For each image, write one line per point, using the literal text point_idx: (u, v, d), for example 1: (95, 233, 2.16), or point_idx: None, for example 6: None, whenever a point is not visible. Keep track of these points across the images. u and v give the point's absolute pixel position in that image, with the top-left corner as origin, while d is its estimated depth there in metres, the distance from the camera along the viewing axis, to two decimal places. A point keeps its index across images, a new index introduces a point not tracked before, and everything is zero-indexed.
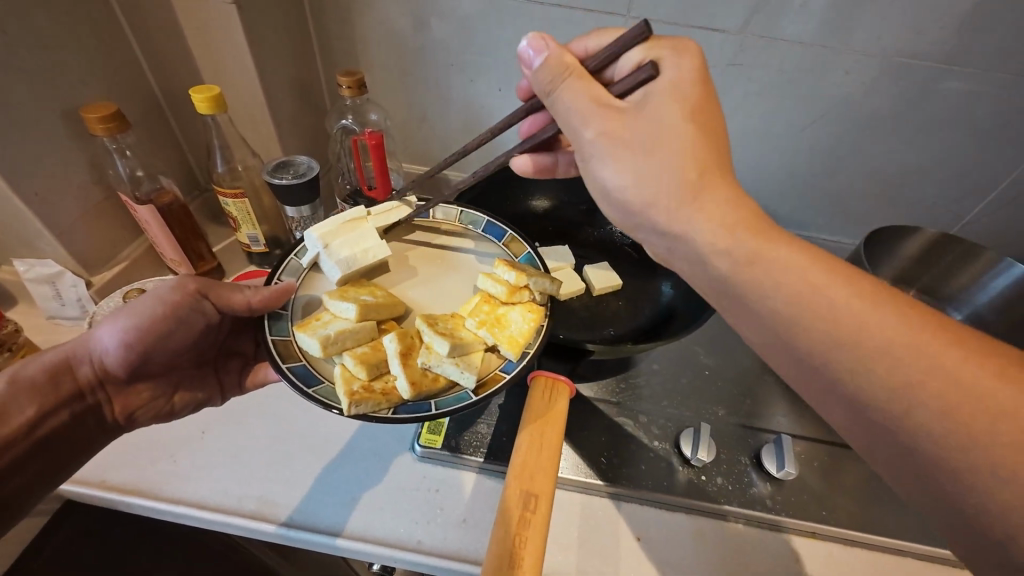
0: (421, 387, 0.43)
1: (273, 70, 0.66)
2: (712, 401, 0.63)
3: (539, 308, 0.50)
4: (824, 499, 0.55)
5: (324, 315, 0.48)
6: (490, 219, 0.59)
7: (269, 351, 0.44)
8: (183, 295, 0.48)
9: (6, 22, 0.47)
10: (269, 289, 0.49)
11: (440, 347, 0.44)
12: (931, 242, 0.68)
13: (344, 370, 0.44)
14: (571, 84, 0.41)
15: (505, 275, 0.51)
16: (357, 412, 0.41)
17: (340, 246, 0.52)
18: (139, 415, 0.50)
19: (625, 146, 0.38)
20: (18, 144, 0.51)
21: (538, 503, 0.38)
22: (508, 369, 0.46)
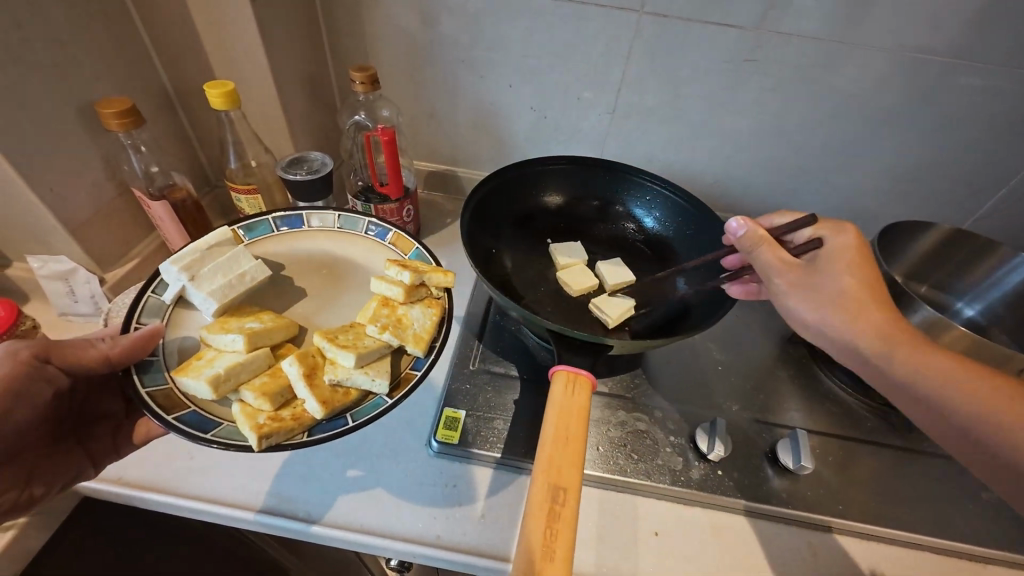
0: (331, 405, 0.44)
1: (285, 65, 0.65)
2: (726, 396, 0.63)
3: (437, 302, 0.53)
4: (840, 493, 0.55)
5: (205, 355, 0.47)
6: (373, 220, 0.61)
7: (149, 406, 0.42)
8: (16, 364, 0.46)
9: (21, 16, 0.47)
10: (128, 335, 0.45)
11: (346, 359, 0.46)
12: (944, 237, 0.67)
13: (246, 405, 0.44)
14: (765, 248, 0.51)
15: (399, 275, 0.53)
16: (269, 444, 0.41)
17: (207, 274, 0.50)
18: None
19: (823, 296, 0.48)
20: (33, 138, 0.50)
21: (567, 497, 0.38)
22: (418, 367, 0.48)
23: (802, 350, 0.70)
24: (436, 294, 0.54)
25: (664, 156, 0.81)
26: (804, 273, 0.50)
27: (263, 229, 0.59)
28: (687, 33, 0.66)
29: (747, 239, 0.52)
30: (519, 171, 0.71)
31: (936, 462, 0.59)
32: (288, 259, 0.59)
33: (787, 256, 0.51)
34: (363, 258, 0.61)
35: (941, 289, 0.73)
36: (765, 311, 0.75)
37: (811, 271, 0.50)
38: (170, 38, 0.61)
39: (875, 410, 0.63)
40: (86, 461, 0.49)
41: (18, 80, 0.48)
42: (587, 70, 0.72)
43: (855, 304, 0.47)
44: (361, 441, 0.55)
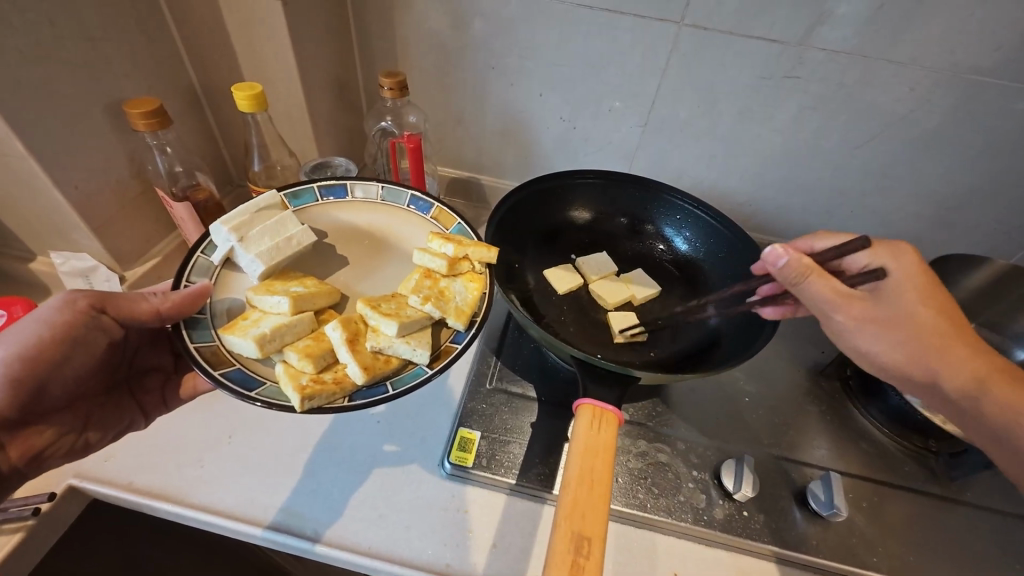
0: (373, 370, 0.44)
1: (314, 67, 0.64)
2: (752, 430, 0.60)
3: (480, 277, 0.52)
4: (875, 543, 0.52)
5: (251, 314, 0.46)
6: (415, 193, 0.58)
7: (198, 361, 0.42)
8: (74, 313, 0.46)
9: (53, 13, 0.46)
10: (180, 292, 0.44)
11: (389, 328, 0.45)
12: (997, 273, 0.63)
13: (288, 366, 0.43)
14: (817, 278, 0.45)
15: (442, 249, 0.52)
16: (311, 406, 0.41)
17: (258, 235, 0.49)
18: (46, 456, 0.47)
19: (884, 326, 0.46)
20: (60, 134, 0.50)
21: (591, 547, 0.36)
22: (459, 340, 0.47)
23: (834, 384, 0.66)
24: (479, 268, 0.53)
25: (696, 173, 0.78)
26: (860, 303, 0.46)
27: (309, 197, 0.57)
28: (728, 46, 0.63)
29: (792, 270, 0.45)
30: (544, 184, 0.69)
31: (978, 515, 0.55)
32: (336, 228, 0.57)
33: (841, 287, 0.46)
34: (407, 233, 0.58)
35: (989, 328, 0.69)
36: (795, 340, 0.72)
37: (872, 304, 0.46)
38: (203, 37, 0.61)
39: (912, 453, 0.60)
40: (136, 412, 0.53)
41: (50, 77, 0.47)
42: (621, 81, 0.69)
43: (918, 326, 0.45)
44: (382, 441, 0.55)
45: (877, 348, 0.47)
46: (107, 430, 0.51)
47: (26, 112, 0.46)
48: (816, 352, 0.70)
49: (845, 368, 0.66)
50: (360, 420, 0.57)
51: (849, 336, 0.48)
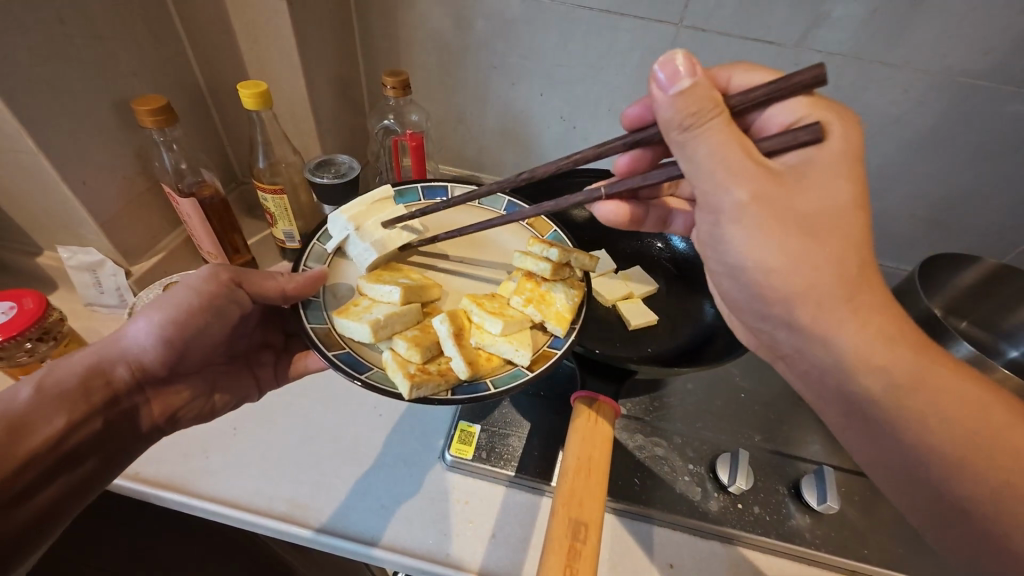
0: (476, 366, 0.44)
1: (318, 65, 0.65)
2: (748, 425, 0.61)
3: (580, 286, 0.50)
4: (866, 536, 0.53)
5: (361, 301, 0.48)
6: (511, 198, 0.58)
7: (314, 342, 0.43)
8: (218, 285, 0.49)
9: (62, 11, 0.47)
10: (303, 274, 0.48)
11: (493, 326, 0.45)
12: (988, 273, 0.65)
13: (396, 354, 0.44)
14: (716, 125, 0.35)
15: (544, 253, 0.52)
16: (418, 395, 0.41)
17: (374, 228, 0.52)
18: (179, 416, 0.50)
19: (780, 227, 0.35)
20: (70, 131, 0.51)
21: (588, 532, 0.37)
22: (556, 346, 0.47)
23: None
24: (578, 274, 0.52)
25: None
26: (773, 186, 0.36)
27: (411, 196, 0.58)
28: (726, 47, 0.64)
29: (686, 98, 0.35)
30: (545, 182, 0.71)
31: None
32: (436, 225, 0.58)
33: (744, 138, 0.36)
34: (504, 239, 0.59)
35: (980, 326, 0.70)
36: None
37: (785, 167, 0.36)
38: (208, 36, 0.62)
39: None
40: (252, 386, 0.56)
41: (60, 74, 0.48)
42: (621, 82, 0.70)
43: (841, 243, 0.35)
44: (386, 435, 0.56)
45: (761, 258, 0.37)
46: (229, 397, 0.54)
47: (36, 109, 0.47)
48: None
49: None
50: (362, 414, 0.58)
51: (727, 229, 0.38)
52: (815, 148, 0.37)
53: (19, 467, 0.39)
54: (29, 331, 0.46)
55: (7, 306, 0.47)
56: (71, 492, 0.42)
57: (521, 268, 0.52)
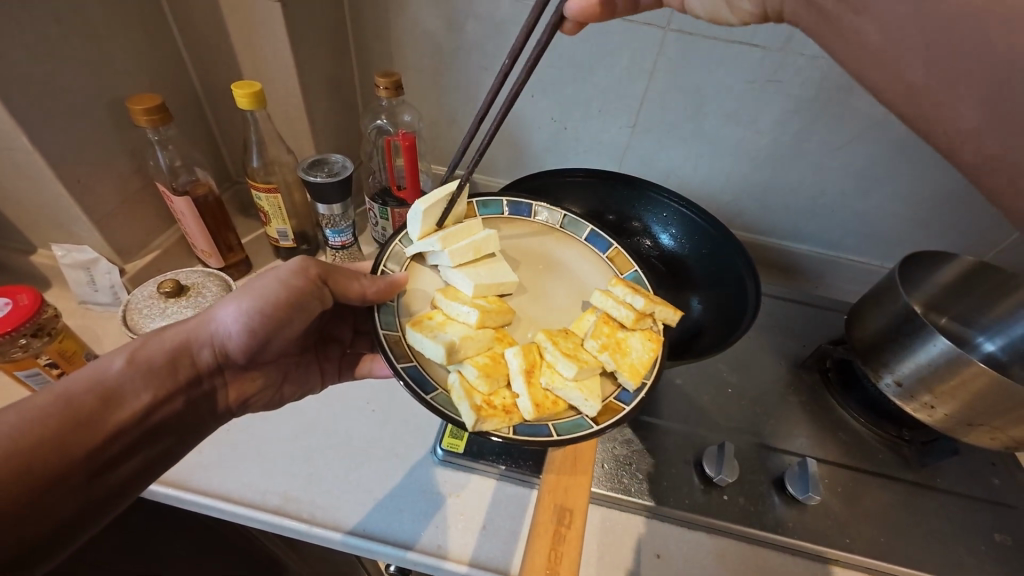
0: (543, 409, 0.43)
1: (311, 66, 0.66)
2: (734, 419, 0.62)
3: (659, 339, 0.48)
4: (848, 526, 0.54)
5: (435, 316, 0.47)
6: (597, 228, 0.58)
7: (385, 349, 0.43)
8: (305, 281, 0.47)
9: (57, 11, 0.48)
10: (387, 279, 0.47)
11: (566, 369, 0.44)
12: (966, 270, 0.67)
13: (463, 379, 0.43)
14: None
15: (628, 299, 0.50)
16: (481, 428, 0.40)
17: (464, 249, 0.49)
18: (251, 402, 0.51)
19: None
20: (65, 129, 0.51)
21: (573, 518, 0.38)
22: (623, 399, 0.45)
23: (814, 377, 0.69)
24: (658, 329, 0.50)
25: (683, 173, 0.80)
26: None
27: (495, 209, 0.58)
28: (713, 51, 0.65)
29: None
30: (536, 180, 0.71)
31: (947, 499, 0.58)
32: (514, 247, 0.57)
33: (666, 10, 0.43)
34: (584, 272, 0.57)
35: (960, 322, 0.71)
36: (777, 333, 0.74)
37: None
38: (202, 37, 0.62)
39: (887, 442, 0.62)
40: (317, 378, 0.57)
41: (55, 74, 0.49)
42: (611, 83, 0.71)
43: None
44: (366, 434, 0.57)
45: None
46: (297, 389, 0.55)
47: (31, 108, 0.48)
48: (797, 345, 0.73)
49: (825, 362, 0.68)
50: (354, 411, 0.59)
51: None
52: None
53: (107, 438, 0.39)
54: (24, 327, 0.47)
55: (2, 302, 0.47)
56: (148, 465, 0.42)
57: (598, 308, 0.51)
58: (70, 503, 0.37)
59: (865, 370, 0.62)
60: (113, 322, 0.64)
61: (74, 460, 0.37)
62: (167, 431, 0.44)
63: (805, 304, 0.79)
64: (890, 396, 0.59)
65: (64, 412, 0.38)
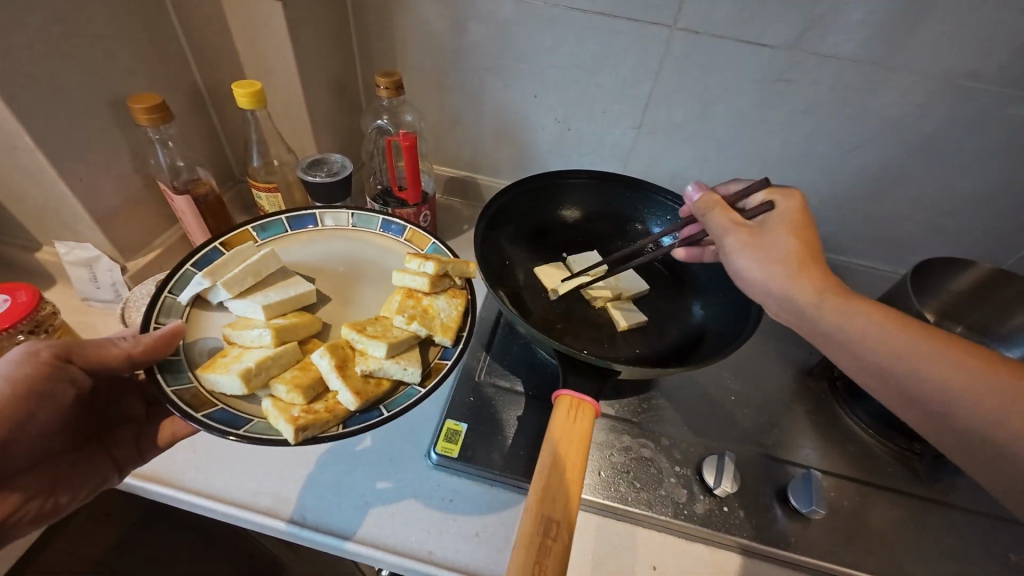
0: (366, 395, 0.43)
1: (313, 66, 0.66)
2: (738, 428, 0.61)
3: (462, 293, 0.52)
4: (855, 542, 0.52)
5: (229, 352, 0.45)
6: (387, 217, 0.60)
7: (177, 404, 0.40)
8: (37, 365, 0.44)
9: (61, 10, 0.48)
10: (152, 335, 0.43)
11: (376, 350, 0.44)
12: (983, 277, 0.64)
13: (277, 399, 0.42)
14: (717, 212, 0.48)
15: (421, 268, 0.52)
16: (306, 437, 0.40)
17: (238, 275, 0.48)
18: (13, 522, 0.45)
19: (758, 251, 0.44)
20: (68, 128, 0.52)
21: (560, 530, 0.38)
22: (447, 356, 0.47)
23: (822, 386, 0.67)
24: (461, 285, 0.54)
25: (689, 175, 0.79)
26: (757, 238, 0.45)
27: (278, 229, 0.57)
28: (720, 50, 0.64)
29: (701, 204, 0.50)
30: (539, 181, 0.70)
31: (960, 515, 0.56)
32: (301, 265, 0.56)
33: (739, 219, 0.47)
34: (384, 258, 0.59)
35: (977, 331, 0.69)
36: (784, 340, 0.72)
37: (760, 233, 0.46)
38: (206, 37, 0.63)
39: (897, 454, 0.60)
40: (110, 467, 0.49)
41: (57, 73, 0.49)
42: (615, 83, 0.70)
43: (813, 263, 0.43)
44: (359, 435, 0.56)
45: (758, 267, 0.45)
46: (78, 490, 0.48)
47: (34, 106, 0.48)
48: (805, 352, 0.71)
49: (832, 370, 0.66)
50: None
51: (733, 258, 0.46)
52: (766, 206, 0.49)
53: None
54: (22, 323, 0.47)
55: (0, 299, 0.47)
56: None
57: (399, 288, 0.52)
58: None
59: None
60: (115, 319, 0.64)
61: None
62: None
63: None
64: None
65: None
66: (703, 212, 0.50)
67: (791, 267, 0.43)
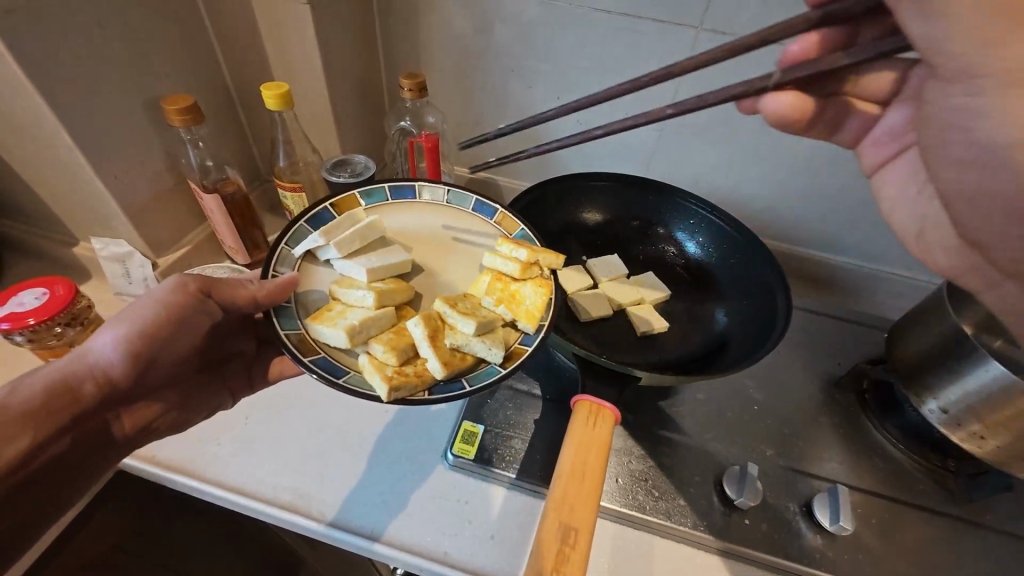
0: (453, 366, 0.42)
1: (339, 67, 0.67)
2: (760, 439, 0.59)
3: (548, 283, 0.49)
4: (882, 561, 0.50)
5: (335, 306, 0.46)
6: (480, 197, 0.57)
7: (288, 346, 0.41)
8: (185, 296, 0.47)
9: (101, 14, 0.50)
10: (275, 281, 0.44)
11: (466, 326, 0.43)
12: None
13: (373, 358, 0.42)
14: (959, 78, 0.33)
15: (514, 253, 0.51)
16: (397, 398, 0.39)
17: (348, 237, 0.48)
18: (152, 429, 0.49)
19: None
20: (104, 128, 0.54)
21: (579, 537, 0.37)
22: (528, 343, 0.45)
23: (849, 398, 0.64)
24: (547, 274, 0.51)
25: (713, 178, 0.77)
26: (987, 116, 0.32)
27: (379, 197, 0.56)
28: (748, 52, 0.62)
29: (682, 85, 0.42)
30: (561, 183, 0.70)
31: (997, 538, 0.53)
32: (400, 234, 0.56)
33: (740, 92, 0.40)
34: (472, 235, 0.57)
35: None
36: (810, 350, 0.70)
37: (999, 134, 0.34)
38: (236, 39, 0.64)
39: (930, 472, 0.57)
40: (226, 393, 0.54)
41: (96, 76, 0.51)
42: (639, 86, 0.69)
43: None
44: (377, 434, 0.57)
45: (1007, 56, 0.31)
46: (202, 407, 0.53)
47: (73, 106, 0.50)
48: (832, 362, 0.69)
49: (861, 381, 0.64)
50: (365, 410, 0.59)
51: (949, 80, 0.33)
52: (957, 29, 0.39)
53: None
54: (59, 316, 0.49)
55: (40, 292, 0.49)
56: None
57: (490, 269, 0.51)
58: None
59: (906, 393, 0.58)
60: None
61: None
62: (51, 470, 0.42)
63: (841, 320, 0.75)
64: (934, 422, 0.55)
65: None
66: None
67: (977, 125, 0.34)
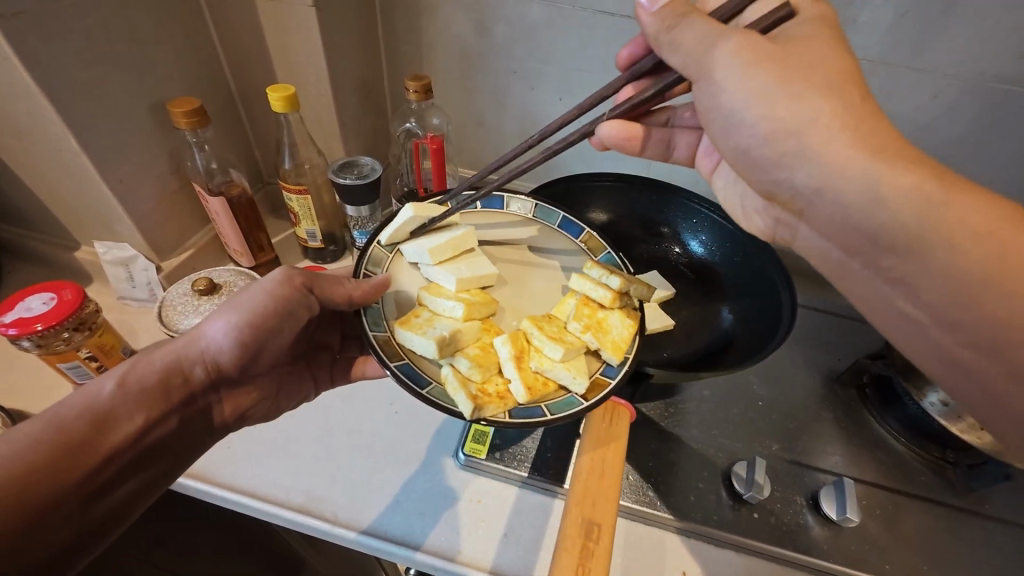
0: (535, 390, 0.43)
1: (343, 69, 0.67)
2: (765, 434, 0.60)
3: (636, 315, 0.49)
4: (886, 551, 0.52)
5: (421, 312, 0.47)
6: (568, 214, 0.58)
7: (376, 350, 0.43)
8: (291, 289, 0.47)
9: (107, 18, 0.49)
10: (371, 283, 0.47)
11: (553, 351, 0.44)
12: None
13: (456, 372, 0.43)
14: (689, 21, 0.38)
15: (606, 279, 0.50)
16: (478, 416, 0.40)
17: (443, 245, 0.50)
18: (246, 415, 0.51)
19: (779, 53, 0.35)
20: (110, 132, 0.53)
21: (601, 534, 0.38)
22: (610, 374, 0.45)
23: (851, 393, 0.66)
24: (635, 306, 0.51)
25: None
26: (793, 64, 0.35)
27: (468, 205, 0.58)
28: None
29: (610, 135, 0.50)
30: (567, 183, 0.71)
31: (996, 527, 0.55)
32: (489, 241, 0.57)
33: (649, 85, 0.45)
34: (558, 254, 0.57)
35: None
36: (811, 346, 0.71)
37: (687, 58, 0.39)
38: (240, 41, 0.64)
39: (931, 464, 0.59)
40: (311, 386, 0.56)
41: (102, 79, 0.51)
42: None
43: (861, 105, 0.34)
44: (389, 434, 0.57)
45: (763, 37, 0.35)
46: (293, 397, 0.55)
47: (79, 109, 0.50)
48: (833, 358, 0.70)
49: (862, 376, 0.65)
50: (375, 411, 0.59)
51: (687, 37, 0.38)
52: (794, 22, 0.38)
53: (103, 460, 0.39)
54: (68, 321, 0.48)
55: (47, 297, 0.49)
56: (147, 484, 0.43)
57: (577, 292, 0.51)
58: (66, 531, 0.37)
59: (907, 387, 0.59)
60: (150, 317, 0.65)
61: (72, 482, 0.37)
62: (162, 448, 0.43)
63: (840, 317, 0.76)
64: (934, 415, 0.56)
65: (55, 438, 0.38)
66: (669, 28, 0.39)
67: (794, 93, 0.35)
